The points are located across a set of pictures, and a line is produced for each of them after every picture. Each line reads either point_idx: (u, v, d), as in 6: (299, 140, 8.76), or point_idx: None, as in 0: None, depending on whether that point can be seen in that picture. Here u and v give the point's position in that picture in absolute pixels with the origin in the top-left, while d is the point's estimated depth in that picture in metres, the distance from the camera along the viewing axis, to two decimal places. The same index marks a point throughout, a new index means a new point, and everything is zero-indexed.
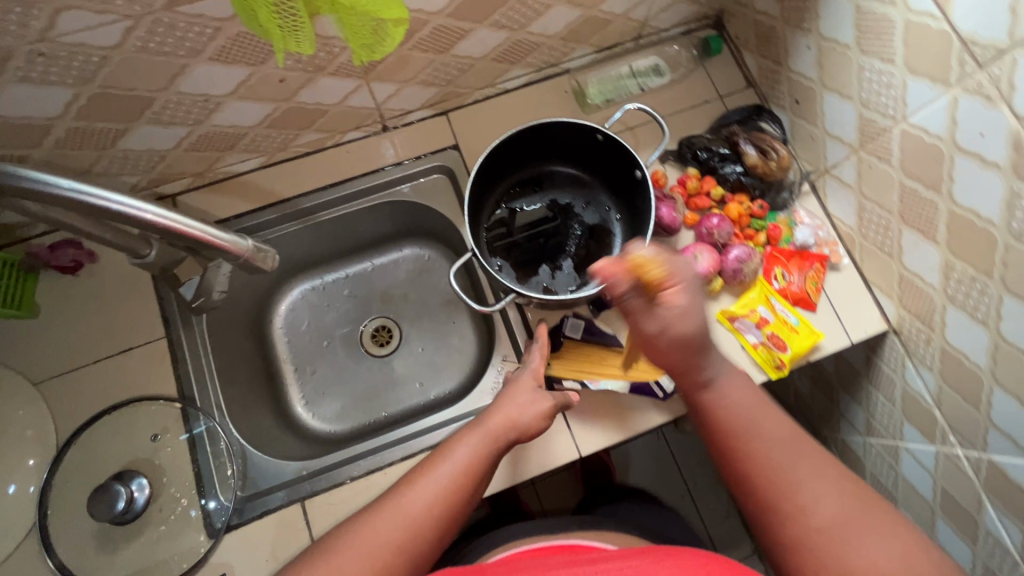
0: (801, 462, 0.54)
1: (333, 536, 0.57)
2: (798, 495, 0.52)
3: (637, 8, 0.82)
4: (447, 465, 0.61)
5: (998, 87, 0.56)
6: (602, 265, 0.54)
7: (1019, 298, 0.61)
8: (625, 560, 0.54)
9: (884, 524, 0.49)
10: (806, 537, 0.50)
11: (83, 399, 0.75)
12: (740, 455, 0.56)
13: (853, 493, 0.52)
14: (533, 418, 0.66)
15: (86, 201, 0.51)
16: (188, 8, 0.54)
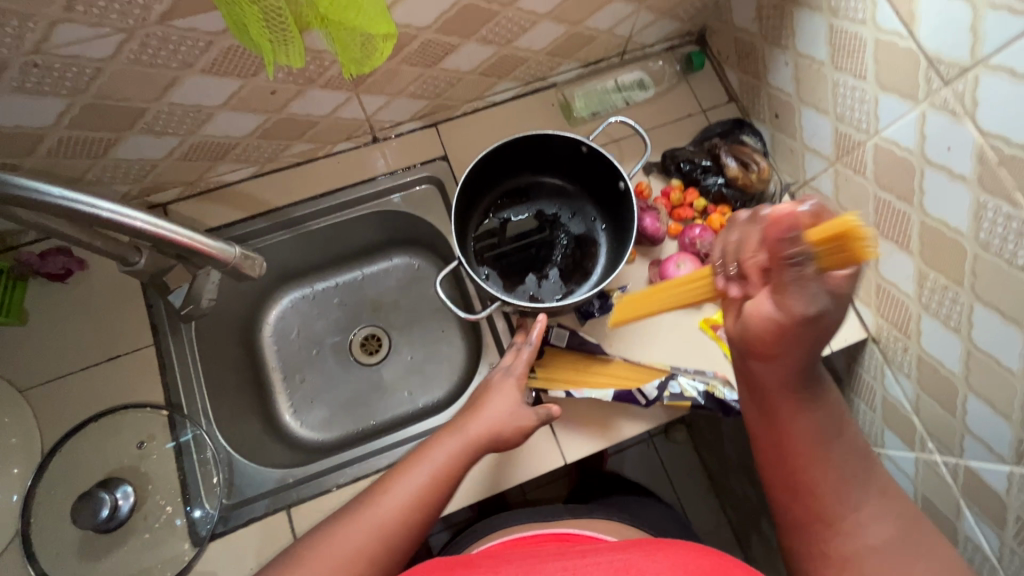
0: (867, 483, 0.50)
1: (311, 539, 0.58)
2: (857, 516, 0.49)
3: (621, 24, 0.84)
4: (423, 470, 0.62)
5: (963, 102, 0.58)
6: (789, 210, 0.45)
7: (988, 306, 0.63)
8: (616, 553, 0.53)
9: (944, 561, 0.47)
10: (854, 557, 0.48)
11: (69, 407, 0.75)
12: (797, 466, 0.51)
13: (904, 523, 0.48)
14: (515, 429, 0.67)
15: (76, 209, 0.51)
16: (182, 21, 0.56)
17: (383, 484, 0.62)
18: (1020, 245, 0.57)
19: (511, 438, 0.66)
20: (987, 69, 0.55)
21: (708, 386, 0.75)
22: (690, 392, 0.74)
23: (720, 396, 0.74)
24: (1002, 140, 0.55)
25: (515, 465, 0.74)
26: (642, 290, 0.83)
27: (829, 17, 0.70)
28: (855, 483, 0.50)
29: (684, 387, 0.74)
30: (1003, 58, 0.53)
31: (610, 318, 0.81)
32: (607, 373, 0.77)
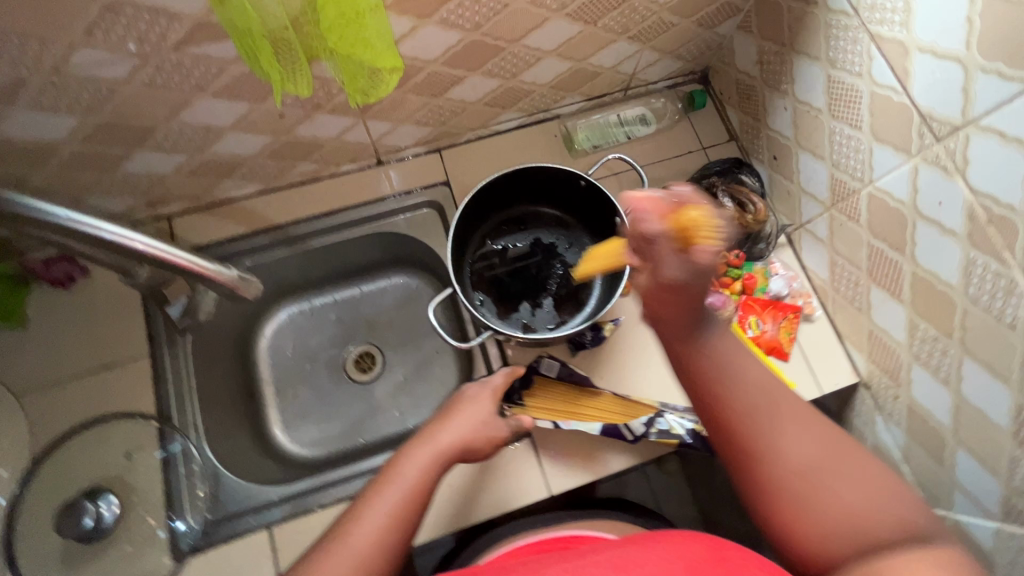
0: (781, 407, 0.48)
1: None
2: (775, 439, 0.47)
3: (625, 62, 0.86)
4: (398, 487, 0.59)
5: (954, 159, 0.59)
6: (648, 196, 0.47)
7: (977, 361, 0.63)
8: (615, 548, 0.52)
9: (866, 469, 0.45)
10: (779, 481, 0.46)
11: (60, 413, 0.76)
12: (713, 395, 0.49)
13: (821, 432, 0.47)
14: (488, 441, 0.68)
15: (81, 230, 0.54)
16: (197, 49, 0.58)
17: (354, 512, 0.57)
18: (1009, 303, 0.57)
19: (483, 450, 0.68)
20: (978, 129, 0.55)
21: (697, 425, 0.74)
22: (678, 429, 0.74)
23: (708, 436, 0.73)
24: (991, 199, 0.56)
25: (497, 494, 0.75)
26: (634, 325, 0.83)
27: (827, 67, 0.72)
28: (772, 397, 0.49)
29: (672, 425, 0.74)
30: (992, 120, 0.54)
31: (602, 352, 0.81)
32: (596, 406, 0.77)
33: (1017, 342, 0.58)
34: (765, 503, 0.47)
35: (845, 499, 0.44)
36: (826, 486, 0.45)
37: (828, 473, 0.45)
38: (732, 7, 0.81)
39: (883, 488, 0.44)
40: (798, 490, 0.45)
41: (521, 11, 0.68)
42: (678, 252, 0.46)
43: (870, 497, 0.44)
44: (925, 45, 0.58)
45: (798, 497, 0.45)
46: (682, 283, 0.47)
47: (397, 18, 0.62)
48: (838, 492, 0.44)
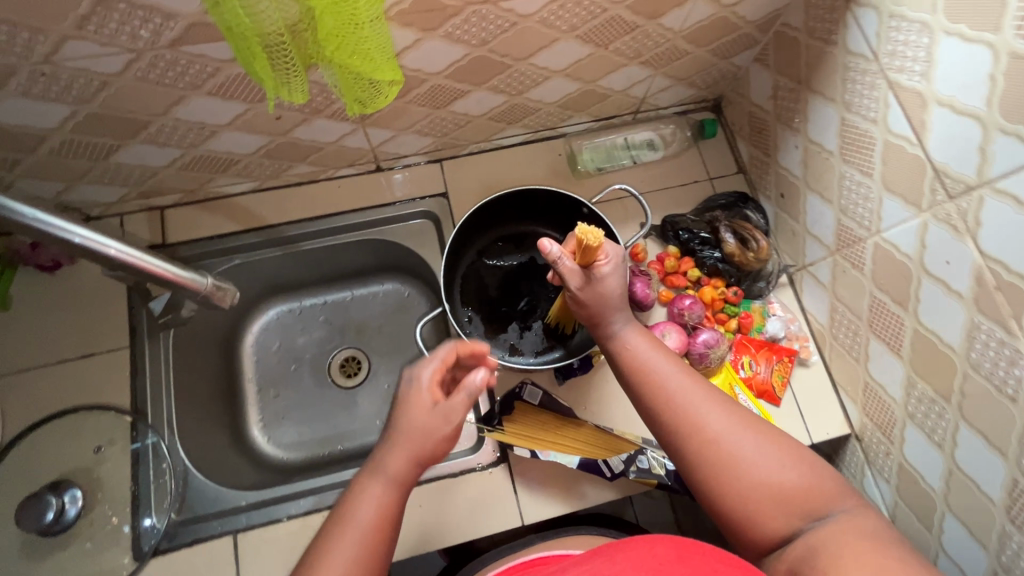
0: (697, 388, 0.56)
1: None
2: (691, 413, 0.55)
3: (636, 86, 0.84)
4: (339, 541, 0.51)
5: (965, 220, 0.56)
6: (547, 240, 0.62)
7: (973, 428, 0.61)
8: (580, 567, 0.48)
9: (769, 435, 0.53)
10: (699, 448, 0.53)
11: (35, 400, 0.75)
12: (650, 387, 0.58)
13: (744, 414, 0.54)
14: (439, 440, 0.57)
15: (48, 231, 0.53)
16: (192, 48, 0.56)
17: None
18: (1011, 374, 0.55)
19: (432, 447, 0.57)
20: (992, 191, 0.53)
21: None
22: (659, 468, 0.72)
23: None
24: (1001, 265, 0.54)
25: (466, 522, 0.73)
26: None
27: (842, 110, 0.69)
28: (703, 388, 0.57)
29: (653, 463, 0.72)
30: (1008, 183, 0.51)
31: (590, 382, 0.79)
32: (576, 437, 0.75)
33: (1016, 414, 0.55)
34: (693, 473, 0.53)
35: (771, 471, 0.50)
36: (737, 449, 0.51)
37: (754, 448, 0.51)
38: (750, 39, 0.79)
39: (803, 461, 0.51)
40: (729, 466, 0.51)
41: (530, 30, 0.66)
42: (577, 273, 0.64)
43: (792, 469, 0.50)
44: (943, 98, 0.56)
45: (732, 472, 0.51)
46: (584, 296, 0.64)
47: (400, 29, 0.61)
48: (765, 464, 0.50)
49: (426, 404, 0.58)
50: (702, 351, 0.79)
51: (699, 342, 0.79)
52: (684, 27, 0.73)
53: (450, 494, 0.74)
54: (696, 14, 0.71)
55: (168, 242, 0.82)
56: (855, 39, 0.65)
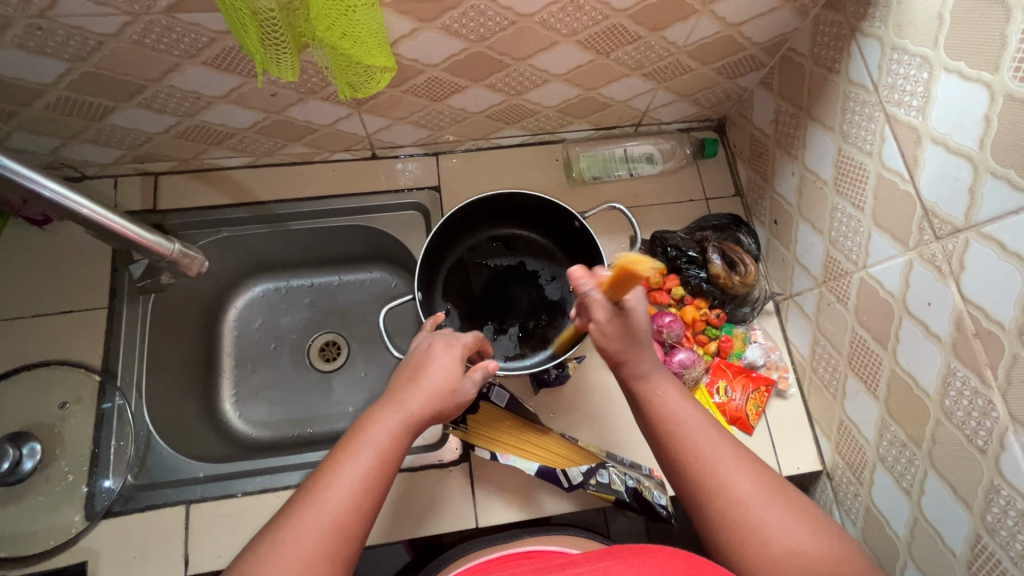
0: (724, 444, 0.53)
1: (245, 570, 0.43)
2: (718, 470, 0.51)
3: (638, 98, 0.83)
4: (354, 460, 0.49)
5: (949, 262, 0.55)
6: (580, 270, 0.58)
7: (941, 478, 0.59)
8: (592, 563, 0.46)
9: (795, 503, 0.49)
10: (726, 508, 0.49)
11: (9, 351, 0.76)
12: (674, 437, 0.54)
13: (772, 478, 0.51)
14: (457, 404, 0.57)
15: (15, 179, 0.52)
16: (187, 16, 0.57)
17: (306, 487, 0.48)
18: (983, 426, 0.53)
19: (449, 409, 0.57)
20: (978, 235, 0.52)
21: (638, 484, 0.71)
22: (617, 484, 0.70)
23: (646, 498, 0.70)
24: (981, 311, 0.52)
25: (418, 518, 0.72)
26: (598, 366, 0.81)
27: (839, 140, 0.68)
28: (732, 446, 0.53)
29: (612, 479, 0.70)
30: (994, 228, 0.50)
31: (563, 392, 0.79)
32: (539, 444, 0.74)
33: (984, 466, 0.54)
34: (719, 535, 0.49)
35: (803, 541, 0.46)
36: (766, 513, 0.48)
37: (785, 514, 0.48)
38: (755, 62, 0.78)
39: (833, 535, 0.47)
40: (758, 531, 0.47)
41: (529, 30, 0.66)
42: (607, 307, 0.57)
43: (823, 540, 0.47)
44: (938, 135, 0.55)
45: (758, 536, 0.47)
46: (613, 326, 0.58)
47: (396, 18, 0.61)
48: (795, 532, 0.47)
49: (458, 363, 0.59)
50: (678, 370, 0.78)
51: (675, 361, 0.78)
52: (687, 42, 0.72)
53: (408, 488, 0.73)
54: (700, 30, 0.70)
55: (158, 208, 0.83)
56: (858, 70, 0.64)
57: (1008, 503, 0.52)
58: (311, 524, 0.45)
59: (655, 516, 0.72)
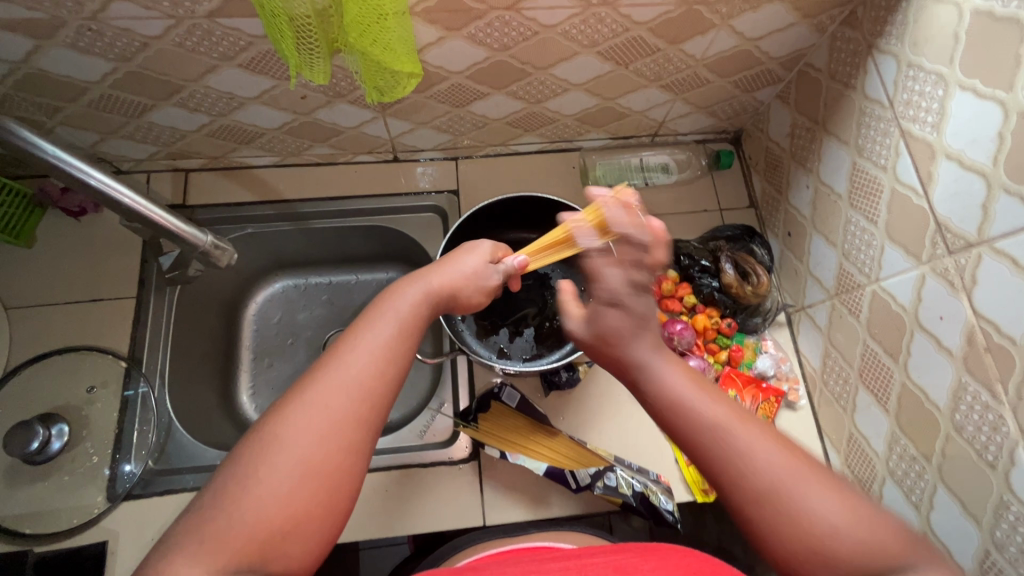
0: (744, 426, 0.43)
1: (273, 414, 0.44)
2: (740, 463, 0.41)
3: (655, 109, 0.85)
4: (377, 329, 0.50)
5: (962, 276, 0.55)
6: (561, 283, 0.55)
7: (951, 492, 0.59)
8: (609, 555, 0.48)
9: (838, 491, 0.40)
10: (753, 511, 0.40)
11: (42, 335, 0.79)
12: (682, 422, 0.44)
13: (805, 462, 0.41)
14: (483, 290, 0.62)
15: (67, 170, 0.56)
16: (227, 21, 0.60)
17: (327, 354, 0.48)
18: (993, 441, 0.53)
19: (467, 295, 0.61)
20: (990, 250, 0.52)
21: (645, 488, 0.72)
22: (625, 489, 0.71)
23: (653, 503, 0.71)
24: (993, 326, 0.52)
25: (428, 512, 0.73)
26: (608, 371, 0.82)
27: (854, 154, 0.69)
28: (744, 427, 0.42)
29: (620, 483, 0.72)
30: (1006, 244, 0.50)
31: (574, 394, 0.80)
32: (547, 445, 0.75)
33: (993, 481, 0.54)
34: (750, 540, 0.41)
35: (844, 548, 0.37)
36: (807, 512, 0.39)
37: (823, 507, 0.39)
38: (772, 75, 0.80)
39: (866, 502, 0.40)
40: (797, 534, 0.38)
41: (551, 40, 0.68)
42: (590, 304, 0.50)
43: (875, 532, 0.38)
44: (952, 151, 0.55)
45: (797, 552, 0.38)
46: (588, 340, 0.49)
47: (425, 26, 0.63)
48: (834, 538, 0.38)
49: (476, 254, 0.63)
50: None
51: None
52: (705, 56, 0.74)
53: (418, 484, 0.74)
54: (719, 44, 0.72)
55: (188, 204, 0.86)
56: (874, 85, 0.65)
57: (1017, 519, 0.52)
58: (336, 390, 0.45)
59: (659, 522, 0.73)
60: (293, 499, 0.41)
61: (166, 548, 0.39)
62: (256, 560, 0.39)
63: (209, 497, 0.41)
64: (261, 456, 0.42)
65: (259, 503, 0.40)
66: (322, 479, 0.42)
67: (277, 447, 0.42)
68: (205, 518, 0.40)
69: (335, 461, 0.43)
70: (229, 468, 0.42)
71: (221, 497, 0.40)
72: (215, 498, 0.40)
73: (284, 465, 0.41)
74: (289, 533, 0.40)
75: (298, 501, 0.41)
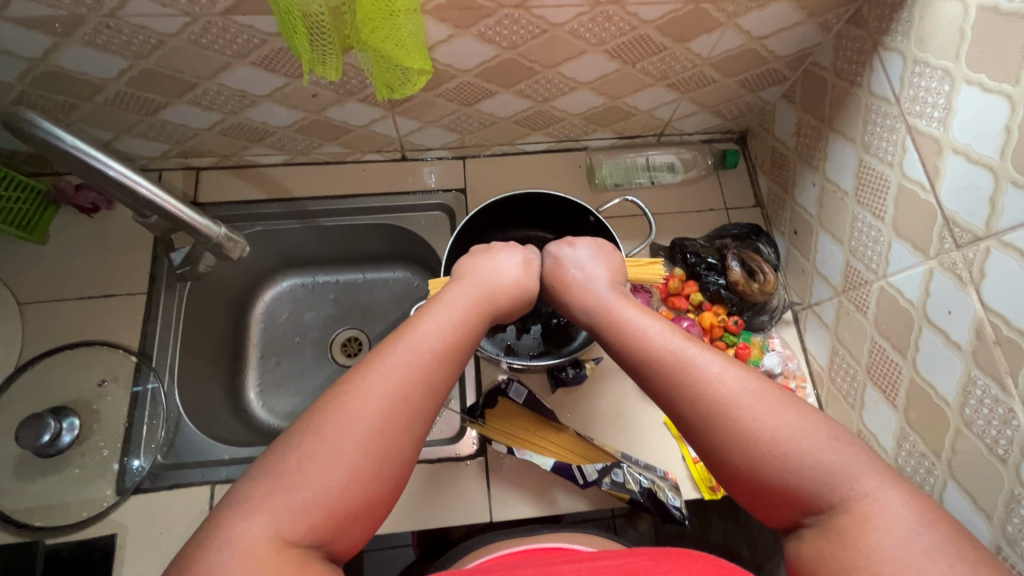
0: (695, 348, 0.52)
1: (344, 391, 0.46)
2: (695, 380, 0.49)
3: (662, 108, 0.85)
4: (443, 325, 0.54)
5: (970, 270, 0.55)
6: None
7: (962, 488, 0.58)
8: (621, 558, 0.48)
9: (778, 397, 0.47)
10: (706, 419, 0.48)
11: (54, 330, 0.80)
12: (642, 348, 0.53)
13: (749, 375, 0.49)
14: (521, 305, 0.65)
15: (87, 161, 0.57)
16: (242, 18, 0.61)
17: (390, 341, 0.51)
18: (1004, 435, 0.53)
19: (509, 312, 0.64)
20: (999, 243, 0.52)
21: (652, 485, 0.72)
22: (633, 485, 0.72)
23: (661, 499, 0.71)
24: (1002, 319, 0.52)
25: (433, 509, 0.73)
26: (615, 368, 0.82)
27: (860, 151, 0.70)
28: (693, 354, 0.51)
29: (628, 478, 0.72)
30: (1015, 236, 0.50)
31: (580, 391, 0.81)
32: (555, 441, 0.75)
33: (1004, 476, 0.53)
34: (709, 446, 0.48)
35: (784, 442, 0.45)
36: (752, 413, 0.46)
37: (757, 419, 0.46)
38: (778, 75, 0.80)
39: (804, 417, 0.46)
40: (745, 433, 0.46)
41: (560, 39, 0.69)
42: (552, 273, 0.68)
43: (809, 427, 0.45)
44: (959, 146, 0.56)
45: (747, 448, 0.46)
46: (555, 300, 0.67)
47: (435, 24, 0.64)
48: (775, 433, 0.45)
49: (527, 271, 0.66)
50: None
51: None
52: (712, 54, 0.75)
53: (423, 480, 0.74)
54: (725, 42, 0.73)
55: (199, 201, 0.87)
56: (880, 82, 0.65)
57: None
58: (404, 373, 0.48)
59: (667, 517, 0.73)
60: (370, 481, 0.43)
61: (242, 507, 0.40)
62: (330, 535, 0.41)
63: (276, 467, 0.43)
64: (336, 429, 0.44)
65: (341, 481, 0.42)
66: (394, 465, 0.45)
67: (357, 429, 0.44)
68: (283, 486, 0.41)
69: (398, 438, 0.45)
70: (296, 443, 0.44)
71: (304, 468, 0.42)
72: (294, 471, 0.42)
73: (363, 447, 0.44)
74: (360, 513, 0.43)
75: (367, 482, 0.43)
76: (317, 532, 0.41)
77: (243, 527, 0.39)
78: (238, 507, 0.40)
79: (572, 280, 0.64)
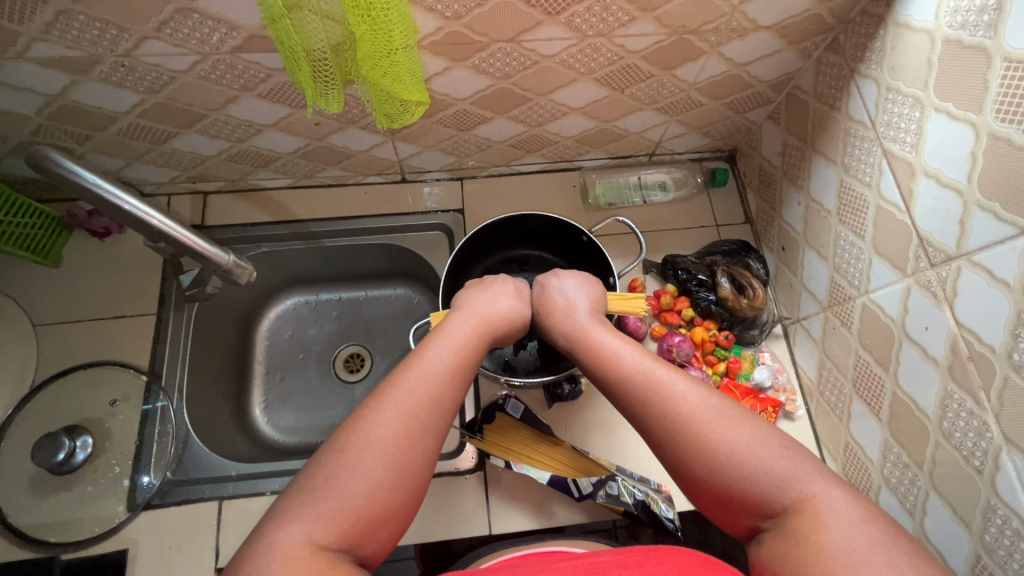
0: (661, 368, 0.55)
1: (360, 414, 0.49)
2: (660, 398, 0.52)
3: (652, 130, 0.89)
4: (448, 349, 0.57)
5: (943, 288, 0.58)
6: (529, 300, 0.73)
7: (944, 500, 0.60)
8: (615, 554, 0.51)
9: (738, 413, 0.50)
10: (671, 434, 0.51)
11: (67, 350, 0.83)
12: (613, 371, 0.57)
13: (710, 391, 0.52)
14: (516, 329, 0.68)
15: (105, 196, 0.61)
16: (249, 56, 0.65)
17: (400, 366, 0.54)
18: (978, 446, 0.55)
19: (507, 336, 0.67)
20: (969, 263, 0.55)
21: (645, 497, 0.74)
22: (627, 497, 0.74)
23: (654, 511, 0.74)
24: (974, 335, 0.55)
25: (434, 522, 0.75)
26: None
27: (840, 172, 0.72)
28: (660, 373, 0.54)
29: (622, 491, 0.74)
30: (984, 256, 0.53)
31: (575, 405, 0.83)
32: (551, 454, 0.78)
33: (981, 487, 0.55)
34: (676, 460, 0.50)
35: (740, 451, 0.47)
36: (710, 425, 0.49)
37: (716, 432, 0.49)
38: (763, 98, 0.84)
39: (759, 430, 0.49)
40: (705, 444, 0.48)
41: (550, 69, 0.72)
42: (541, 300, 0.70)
43: (763, 438, 0.48)
44: (930, 169, 0.59)
45: (707, 460, 0.48)
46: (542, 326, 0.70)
47: (432, 57, 0.68)
48: (733, 443, 0.48)
49: (520, 299, 0.69)
50: None
51: None
52: (698, 80, 0.78)
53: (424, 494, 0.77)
54: (710, 69, 0.76)
55: (206, 224, 0.91)
56: (856, 107, 0.68)
57: (1005, 522, 0.53)
58: (413, 395, 0.51)
59: (660, 530, 0.75)
60: (392, 491, 0.46)
61: (281, 517, 0.44)
62: (357, 541, 0.44)
63: (306, 481, 0.46)
64: (357, 446, 0.47)
65: (365, 491, 0.45)
66: (413, 478, 0.47)
67: (376, 444, 0.47)
68: (315, 498, 0.44)
69: (414, 454, 0.48)
70: (323, 459, 0.47)
71: (331, 481, 0.45)
72: (323, 484, 0.45)
73: (384, 461, 0.46)
74: (384, 520, 0.46)
75: (390, 494, 0.46)
76: (346, 539, 0.44)
77: (283, 535, 0.42)
78: (278, 517, 0.44)
79: (558, 306, 0.67)
